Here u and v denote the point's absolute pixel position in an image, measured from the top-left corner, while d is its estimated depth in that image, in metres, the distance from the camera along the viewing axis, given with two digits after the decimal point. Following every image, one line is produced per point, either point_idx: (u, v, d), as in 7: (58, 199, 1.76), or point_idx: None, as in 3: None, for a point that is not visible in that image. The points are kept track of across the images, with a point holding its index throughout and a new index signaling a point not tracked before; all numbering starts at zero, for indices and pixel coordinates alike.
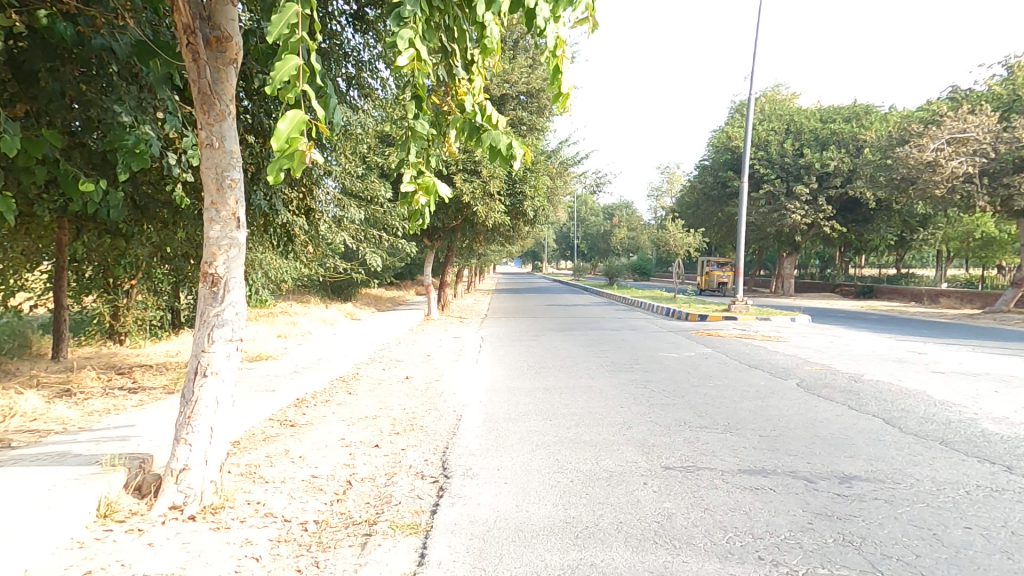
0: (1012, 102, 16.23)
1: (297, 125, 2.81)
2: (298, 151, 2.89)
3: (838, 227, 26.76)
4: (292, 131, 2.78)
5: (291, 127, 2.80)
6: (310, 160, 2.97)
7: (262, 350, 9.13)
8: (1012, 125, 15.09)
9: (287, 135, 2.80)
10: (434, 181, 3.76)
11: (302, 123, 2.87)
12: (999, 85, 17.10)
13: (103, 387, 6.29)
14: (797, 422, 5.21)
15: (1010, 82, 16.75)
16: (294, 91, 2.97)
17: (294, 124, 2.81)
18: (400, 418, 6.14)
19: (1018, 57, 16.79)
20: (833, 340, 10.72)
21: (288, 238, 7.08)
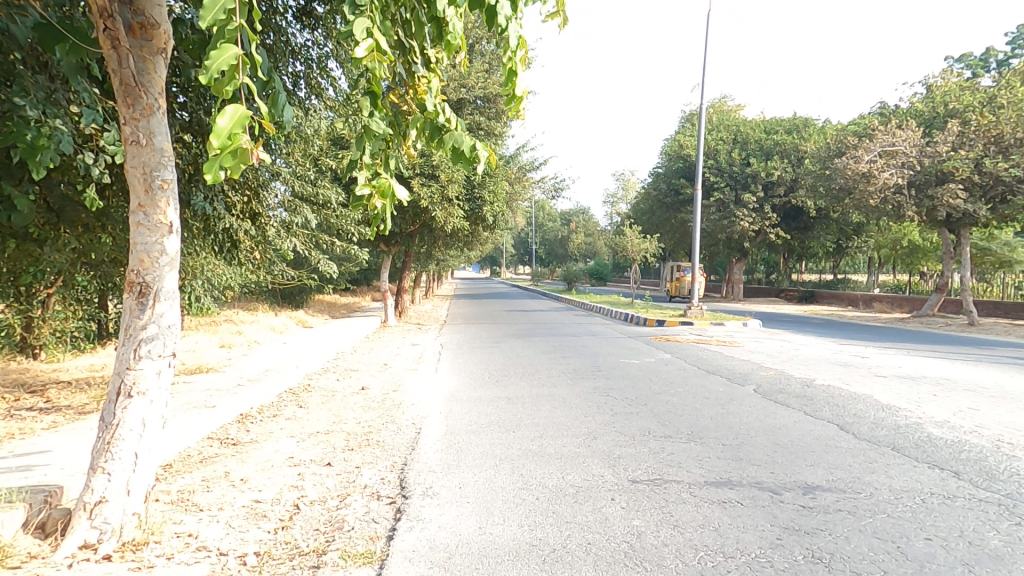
0: (933, 118, 17.53)
1: (239, 121, 2.52)
2: (239, 147, 2.58)
3: (783, 235, 28.05)
4: (234, 126, 2.49)
5: (232, 122, 2.50)
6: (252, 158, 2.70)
7: (204, 361, 8.54)
8: (934, 139, 16.23)
9: (227, 132, 2.50)
10: (391, 183, 3.54)
11: (245, 119, 2.58)
12: (921, 102, 18.41)
13: (8, 409, 5.66)
14: (758, 430, 5.26)
15: (930, 100, 18.08)
16: (233, 83, 2.69)
17: (236, 120, 2.51)
18: (355, 432, 5.80)
19: (936, 78, 18.19)
20: (784, 344, 11.09)
21: (231, 244, 6.61)
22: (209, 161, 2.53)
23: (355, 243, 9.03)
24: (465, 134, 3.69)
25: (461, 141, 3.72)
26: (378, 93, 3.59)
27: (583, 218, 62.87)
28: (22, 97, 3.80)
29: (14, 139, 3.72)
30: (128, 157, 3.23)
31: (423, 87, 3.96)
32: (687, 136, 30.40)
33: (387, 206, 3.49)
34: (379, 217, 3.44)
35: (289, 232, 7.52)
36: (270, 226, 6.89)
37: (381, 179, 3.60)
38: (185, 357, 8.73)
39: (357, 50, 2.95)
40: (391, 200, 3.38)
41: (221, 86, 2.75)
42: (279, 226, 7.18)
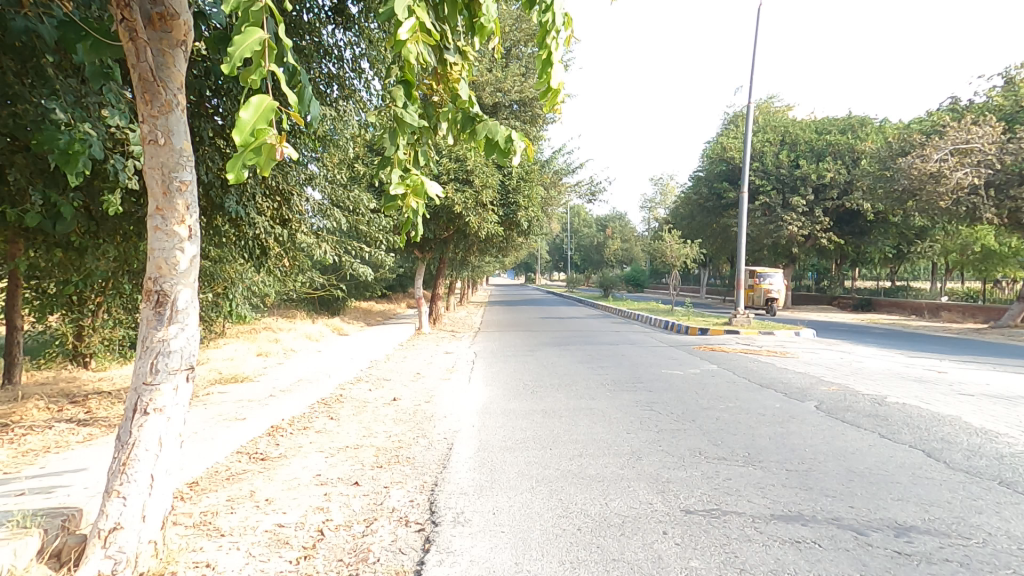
0: (1014, 113, 16.19)
1: (264, 114, 2.24)
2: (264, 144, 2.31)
3: (835, 239, 26.58)
4: (258, 120, 2.23)
5: (257, 116, 2.23)
6: (281, 155, 2.44)
7: (239, 369, 8.49)
8: (1017, 135, 14.93)
9: (252, 127, 2.23)
10: (424, 180, 3.30)
11: (270, 111, 2.28)
12: (1000, 96, 17.03)
13: (44, 421, 5.61)
14: (827, 453, 4.69)
15: (1011, 93, 16.68)
16: (259, 71, 2.44)
17: (260, 114, 2.22)
18: (384, 447, 5.53)
19: (1018, 69, 16.79)
20: (843, 356, 10.26)
21: (261, 250, 6.51)
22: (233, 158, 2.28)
23: (387, 249, 8.84)
24: (500, 123, 3.41)
25: (496, 131, 3.43)
26: (411, 82, 3.36)
27: (619, 224, 61.81)
28: (53, 100, 3.75)
29: (48, 144, 3.66)
30: (146, 157, 3.05)
31: (455, 75, 3.69)
32: (730, 138, 29.32)
33: (421, 202, 3.26)
34: (414, 211, 3.21)
35: (320, 238, 7.41)
36: (300, 231, 6.77)
37: (414, 176, 3.36)
38: (222, 365, 8.71)
39: (399, 31, 2.74)
40: (425, 197, 3.14)
41: (247, 74, 2.51)
42: (310, 232, 7.06)
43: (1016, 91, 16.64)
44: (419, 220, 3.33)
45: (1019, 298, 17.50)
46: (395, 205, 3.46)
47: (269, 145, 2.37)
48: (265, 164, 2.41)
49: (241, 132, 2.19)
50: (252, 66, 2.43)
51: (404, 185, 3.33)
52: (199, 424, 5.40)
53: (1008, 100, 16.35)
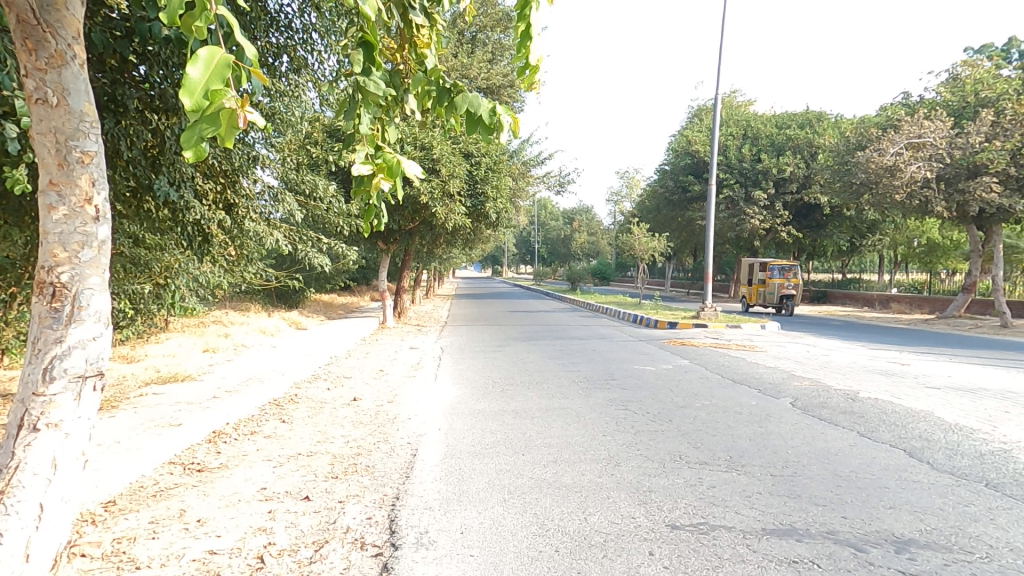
0: (962, 109, 16.79)
1: (219, 71, 1.70)
2: (225, 109, 1.80)
3: (794, 233, 27.27)
4: (212, 79, 1.69)
5: (209, 73, 1.69)
6: (246, 123, 1.86)
7: (181, 368, 7.75)
8: (965, 129, 15.46)
9: (204, 88, 1.70)
10: (400, 158, 2.85)
11: (226, 66, 1.73)
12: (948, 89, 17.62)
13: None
14: (810, 455, 4.51)
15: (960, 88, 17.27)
16: (204, 15, 2.01)
17: (217, 74, 1.70)
18: (342, 455, 5.05)
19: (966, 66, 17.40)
20: (809, 349, 10.35)
21: (203, 238, 5.84)
22: (187, 129, 1.78)
23: (345, 238, 8.20)
24: (481, 94, 3.07)
25: (477, 103, 3.08)
26: (374, 43, 2.93)
27: (586, 217, 62.02)
28: None
29: None
30: (36, 121, 2.48)
31: (423, 40, 3.41)
32: (695, 131, 29.61)
33: (399, 182, 2.85)
34: (392, 192, 2.79)
35: (271, 226, 6.76)
36: (249, 218, 6.12)
37: (387, 154, 2.91)
38: (161, 363, 7.94)
39: None
40: (404, 181, 2.71)
41: (190, 21, 2.06)
42: (261, 219, 6.41)
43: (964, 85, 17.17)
44: (398, 203, 2.94)
45: (965, 290, 18.28)
46: (363, 187, 3.02)
47: (229, 110, 1.81)
48: (229, 135, 1.88)
49: (192, 96, 1.68)
50: (196, 9, 1.99)
51: (375, 164, 2.90)
52: (126, 432, 4.75)
53: (956, 96, 16.92)
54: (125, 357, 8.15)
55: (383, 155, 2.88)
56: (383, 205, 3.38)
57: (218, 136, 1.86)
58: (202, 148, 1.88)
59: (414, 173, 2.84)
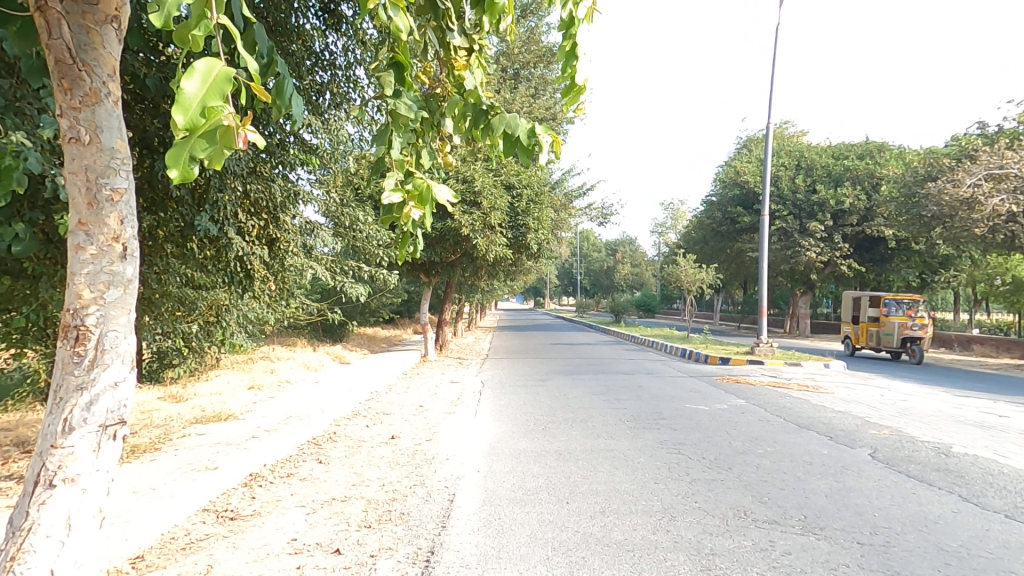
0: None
1: (218, 86, 1.61)
2: (220, 127, 1.65)
3: (856, 266, 25.72)
4: (210, 94, 1.58)
5: (205, 89, 1.60)
6: (245, 142, 1.73)
7: (226, 406, 7.80)
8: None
9: (200, 104, 1.59)
10: (433, 183, 2.71)
11: (225, 82, 1.64)
12: None
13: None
14: (903, 521, 3.90)
15: None
16: (201, 25, 1.87)
17: (215, 90, 1.61)
18: (376, 501, 4.81)
19: None
20: (882, 392, 9.43)
21: (247, 274, 5.90)
22: (175, 145, 1.62)
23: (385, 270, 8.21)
24: (519, 114, 2.92)
25: (515, 124, 2.92)
26: (404, 63, 2.86)
27: (630, 249, 61.09)
28: None
29: None
30: (69, 159, 2.46)
31: (461, 61, 3.34)
32: (744, 161, 28.84)
33: (431, 207, 2.72)
34: (423, 220, 2.66)
35: (310, 257, 6.83)
36: (290, 251, 6.19)
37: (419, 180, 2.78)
38: (208, 401, 8.03)
39: None
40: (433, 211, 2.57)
41: (184, 31, 1.91)
42: (300, 251, 6.48)
43: None
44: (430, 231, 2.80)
45: None
46: (393, 215, 2.90)
47: (226, 127, 1.66)
48: (221, 155, 1.74)
49: (186, 112, 1.57)
50: (193, 19, 1.86)
51: (407, 190, 2.77)
52: (162, 477, 4.68)
53: None
54: (174, 395, 8.30)
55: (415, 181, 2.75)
56: (418, 233, 3.24)
57: (209, 156, 1.72)
58: (191, 169, 1.72)
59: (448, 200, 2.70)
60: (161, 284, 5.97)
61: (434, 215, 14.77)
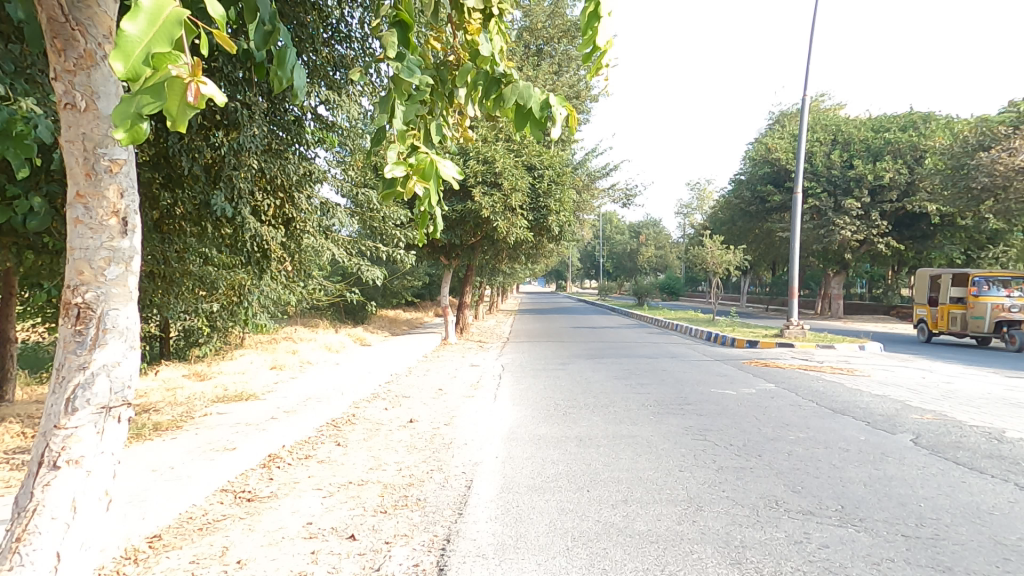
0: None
1: (166, 29, 1.46)
2: (169, 79, 1.54)
3: (894, 244, 24.64)
4: (155, 39, 1.44)
5: (152, 33, 1.44)
6: (198, 100, 1.61)
7: (247, 386, 7.83)
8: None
9: (145, 50, 1.44)
10: (438, 158, 2.50)
11: (174, 24, 1.48)
12: None
13: (6, 452, 4.77)
14: (955, 513, 3.60)
15: None
16: None
17: (162, 35, 1.46)
18: (394, 485, 4.73)
19: None
20: (922, 375, 8.97)
21: (262, 255, 5.81)
22: (122, 100, 1.54)
23: (402, 250, 8.08)
24: (532, 83, 2.65)
25: (529, 94, 2.66)
26: (410, 24, 2.61)
27: (653, 231, 59.98)
28: None
29: None
30: (65, 127, 2.33)
31: (475, 25, 3.12)
32: (775, 137, 27.72)
33: (435, 186, 2.52)
34: (428, 202, 2.47)
35: (324, 238, 6.75)
36: (305, 232, 6.10)
37: (422, 155, 2.56)
38: (230, 381, 8.08)
39: None
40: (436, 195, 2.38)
41: None
42: (315, 231, 6.39)
43: None
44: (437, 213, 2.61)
45: None
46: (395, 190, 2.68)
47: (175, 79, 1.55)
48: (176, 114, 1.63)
49: (128, 59, 1.42)
50: None
51: (409, 165, 2.54)
52: (181, 456, 4.64)
53: None
54: (199, 374, 8.38)
55: (418, 155, 2.54)
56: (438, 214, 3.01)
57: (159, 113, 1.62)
58: (140, 127, 1.62)
59: (453, 178, 2.52)
60: (179, 263, 5.94)
61: (455, 197, 14.57)
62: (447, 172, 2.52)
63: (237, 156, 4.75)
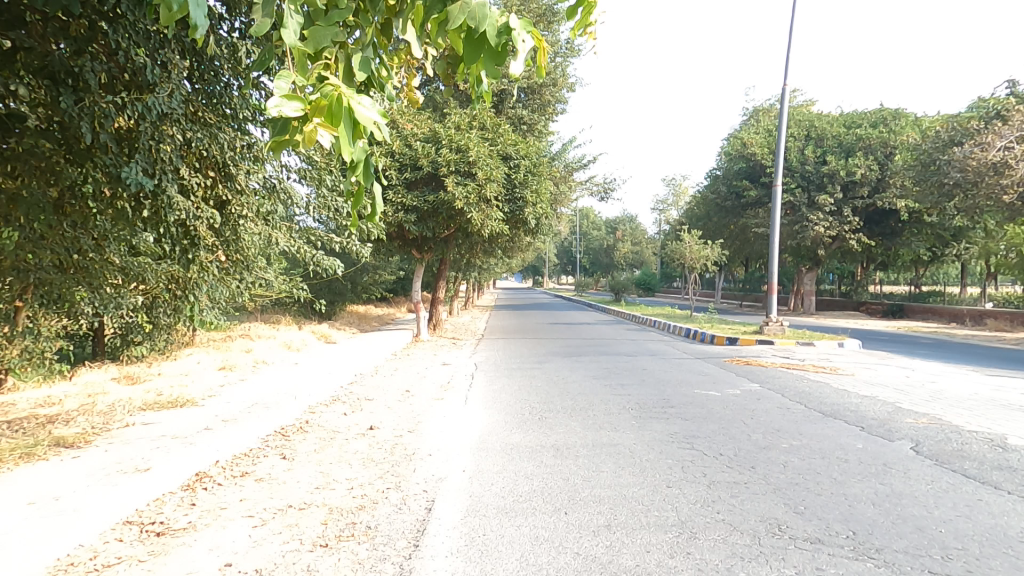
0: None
1: None
2: None
3: (865, 241, 24.87)
4: None
5: None
6: None
7: (186, 390, 7.03)
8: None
9: None
10: (350, 96, 2.03)
11: None
12: None
13: None
14: (981, 540, 3.15)
15: None
16: None
17: None
18: (341, 509, 4.07)
19: None
20: (906, 373, 8.68)
21: (192, 242, 5.04)
22: None
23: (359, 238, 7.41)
24: (488, 2, 2.19)
25: (483, 15, 2.21)
26: None
27: (630, 226, 59.97)
28: None
29: None
30: None
31: None
32: (751, 133, 27.68)
33: (350, 134, 2.03)
34: (341, 157, 2.02)
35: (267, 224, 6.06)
36: (244, 219, 5.37)
37: (326, 87, 2.06)
38: (168, 384, 7.27)
39: None
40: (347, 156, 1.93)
41: None
42: (258, 218, 5.67)
43: None
44: (366, 183, 2.19)
45: None
46: (291, 138, 2.17)
47: None
48: None
49: None
50: None
51: (307, 102, 2.06)
52: (80, 480, 3.89)
53: None
54: (131, 377, 7.52)
55: (322, 89, 2.04)
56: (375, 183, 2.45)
57: None
58: None
59: (373, 124, 2.07)
60: (97, 252, 5.16)
61: (427, 186, 13.86)
62: (367, 116, 2.06)
63: (152, 123, 3.98)
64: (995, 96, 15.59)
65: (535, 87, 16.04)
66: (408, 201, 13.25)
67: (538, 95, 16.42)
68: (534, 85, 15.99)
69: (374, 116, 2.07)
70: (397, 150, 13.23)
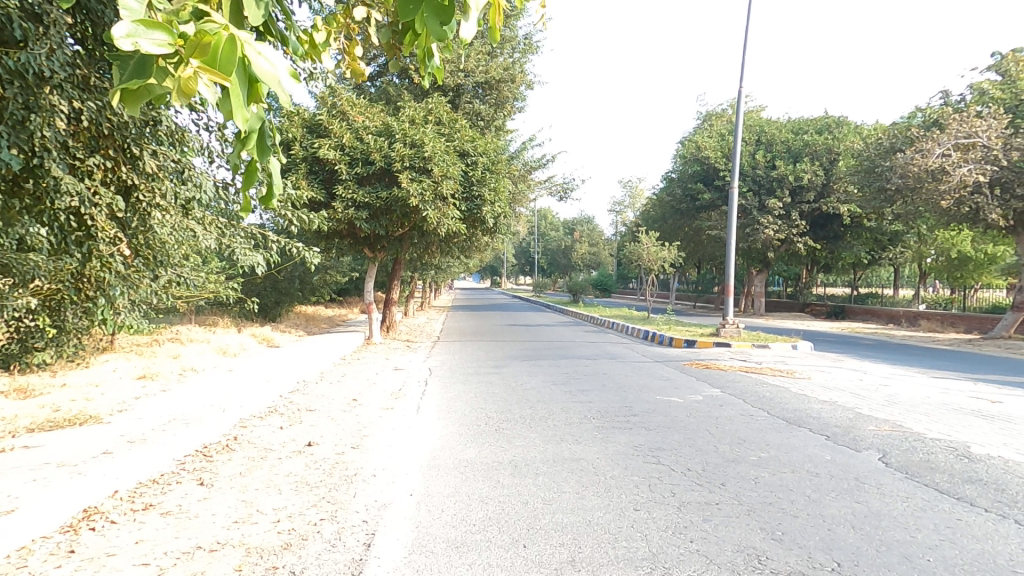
0: (1011, 107, 15.06)
1: None
2: None
3: (811, 245, 25.83)
4: None
5: None
6: None
7: (89, 406, 6.16)
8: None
9: None
10: (246, 39, 1.50)
11: None
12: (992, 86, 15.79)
13: None
14: (972, 570, 2.92)
15: (1007, 83, 15.45)
16: None
17: None
18: (261, 549, 3.46)
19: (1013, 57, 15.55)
20: (860, 378, 8.75)
21: (86, 235, 4.28)
22: None
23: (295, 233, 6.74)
24: None
25: None
26: None
27: (587, 227, 60.35)
28: None
29: None
30: None
31: None
32: (705, 136, 28.22)
33: (246, 93, 1.52)
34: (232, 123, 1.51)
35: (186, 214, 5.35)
36: (154, 208, 4.64)
37: (208, 24, 1.53)
38: (69, 399, 6.37)
39: None
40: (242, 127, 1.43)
41: None
42: (172, 208, 4.92)
43: (1013, 82, 15.34)
44: (259, 160, 1.87)
45: (1010, 309, 16.30)
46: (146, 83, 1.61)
47: None
48: None
49: None
50: None
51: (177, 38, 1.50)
52: None
53: (1004, 93, 15.14)
54: (25, 391, 6.56)
55: (203, 25, 1.52)
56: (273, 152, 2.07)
57: None
58: None
59: (278, 81, 1.54)
60: None
61: (379, 182, 13.13)
62: (272, 75, 1.52)
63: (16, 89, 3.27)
64: (930, 108, 16.39)
65: (493, 80, 15.56)
66: (358, 197, 12.50)
67: (495, 89, 15.91)
68: (492, 80, 15.50)
69: (280, 72, 1.54)
70: (347, 142, 12.42)
